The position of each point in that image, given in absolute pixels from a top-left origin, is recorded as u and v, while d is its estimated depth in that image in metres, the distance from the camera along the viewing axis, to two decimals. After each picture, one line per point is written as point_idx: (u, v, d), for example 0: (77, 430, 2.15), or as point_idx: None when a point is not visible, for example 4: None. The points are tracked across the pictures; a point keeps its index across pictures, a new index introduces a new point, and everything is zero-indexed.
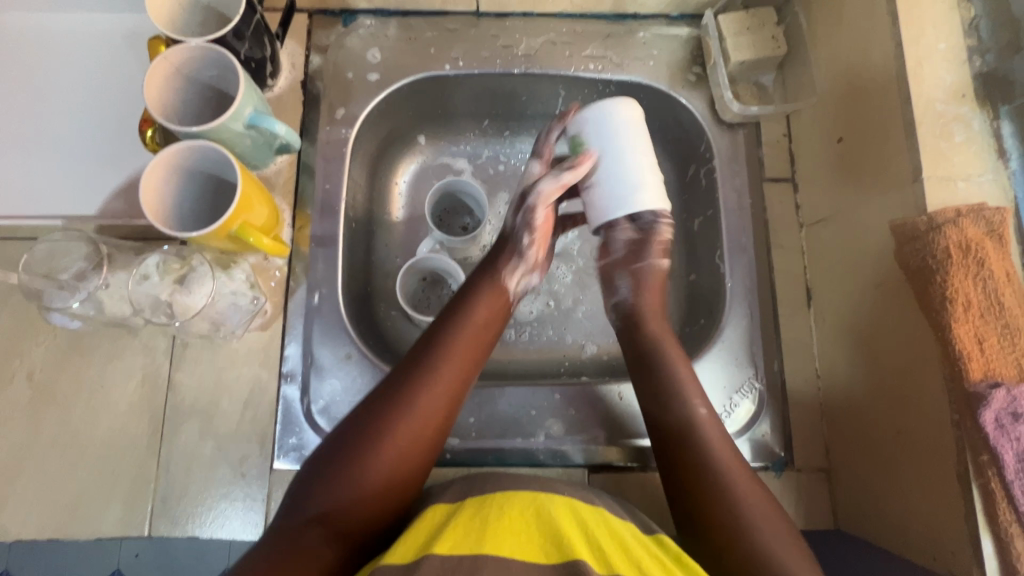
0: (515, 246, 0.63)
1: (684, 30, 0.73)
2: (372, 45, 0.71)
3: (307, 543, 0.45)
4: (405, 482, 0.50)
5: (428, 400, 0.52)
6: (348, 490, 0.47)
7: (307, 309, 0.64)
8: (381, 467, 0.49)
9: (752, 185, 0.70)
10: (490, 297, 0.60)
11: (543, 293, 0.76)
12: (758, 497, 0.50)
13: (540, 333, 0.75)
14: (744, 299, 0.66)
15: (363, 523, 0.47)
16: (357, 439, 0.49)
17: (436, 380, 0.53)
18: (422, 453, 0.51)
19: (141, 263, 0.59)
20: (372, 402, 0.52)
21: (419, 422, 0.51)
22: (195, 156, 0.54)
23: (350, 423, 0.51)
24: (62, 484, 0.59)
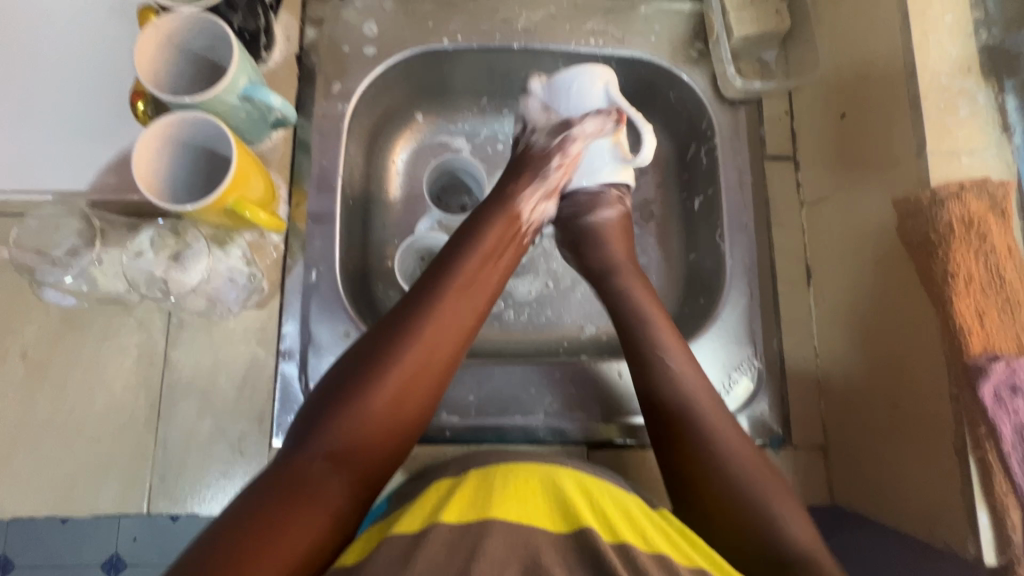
0: (541, 173, 0.63)
1: (687, 4, 0.72)
2: (368, 18, 0.69)
3: (313, 476, 0.46)
4: (406, 421, 0.50)
5: (426, 342, 0.52)
6: (351, 426, 0.48)
7: (304, 287, 0.63)
8: (380, 409, 0.49)
9: (753, 163, 0.69)
10: (493, 237, 0.59)
11: (542, 272, 0.76)
12: (750, 461, 0.51)
13: (540, 312, 0.75)
14: (744, 278, 0.66)
15: (367, 456, 0.48)
16: (359, 375, 0.49)
17: (439, 319, 0.53)
18: (425, 392, 0.51)
19: (135, 238, 0.58)
20: (374, 338, 0.51)
21: (422, 361, 0.51)
22: (190, 127, 0.53)
23: (346, 367, 0.51)
24: (59, 461, 0.58)
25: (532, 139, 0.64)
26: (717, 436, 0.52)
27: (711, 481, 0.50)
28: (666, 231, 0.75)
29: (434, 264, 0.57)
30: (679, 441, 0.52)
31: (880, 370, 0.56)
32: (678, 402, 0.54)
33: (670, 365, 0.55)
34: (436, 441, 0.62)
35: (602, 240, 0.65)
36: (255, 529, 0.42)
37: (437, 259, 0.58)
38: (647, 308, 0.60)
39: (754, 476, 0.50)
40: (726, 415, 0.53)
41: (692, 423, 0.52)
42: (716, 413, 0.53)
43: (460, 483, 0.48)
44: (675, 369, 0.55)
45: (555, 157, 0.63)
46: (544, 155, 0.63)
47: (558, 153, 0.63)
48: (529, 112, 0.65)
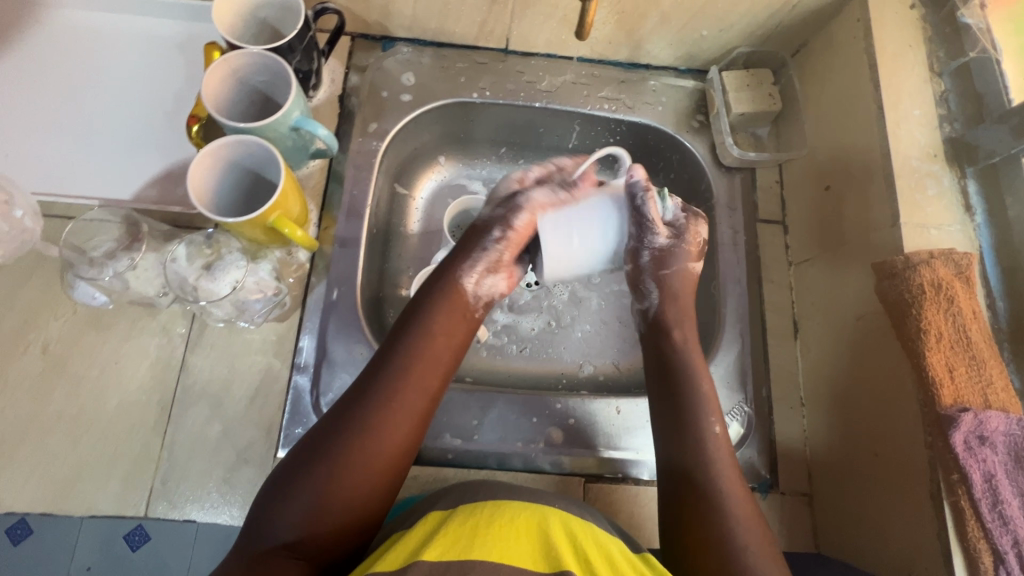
0: (479, 247, 0.62)
1: (691, 82, 0.81)
2: (407, 70, 0.77)
3: (271, 563, 0.47)
4: (365, 505, 0.51)
5: (379, 429, 0.52)
6: (314, 496, 0.49)
7: (324, 305, 0.66)
8: (335, 497, 0.49)
9: (746, 224, 0.76)
10: (457, 307, 0.60)
11: (545, 311, 0.81)
12: (752, 524, 0.52)
13: (541, 348, 0.79)
14: (736, 328, 0.71)
15: (325, 542, 0.49)
16: (314, 460, 0.50)
17: (407, 389, 0.54)
18: (381, 475, 0.52)
19: (172, 248, 0.63)
20: (331, 422, 0.52)
21: (389, 434, 0.52)
22: (242, 151, 0.58)
23: (299, 454, 0.51)
24: (62, 458, 0.59)
25: (483, 211, 0.66)
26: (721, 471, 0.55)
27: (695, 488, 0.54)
28: None
29: (386, 343, 0.58)
30: (693, 492, 0.54)
31: (862, 424, 0.60)
32: (697, 466, 0.56)
33: (687, 397, 0.60)
34: (438, 464, 0.64)
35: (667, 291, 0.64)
36: None
37: (394, 331, 0.59)
38: (692, 360, 0.62)
39: (751, 538, 0.51)
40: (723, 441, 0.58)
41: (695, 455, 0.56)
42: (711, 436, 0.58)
43: (448, 520, 0.50)
44: (701, 400, 0.59)
45: (496, 230, 0.62)
46: (487, 227, 0.63)
47: (499, 226, 0.63)
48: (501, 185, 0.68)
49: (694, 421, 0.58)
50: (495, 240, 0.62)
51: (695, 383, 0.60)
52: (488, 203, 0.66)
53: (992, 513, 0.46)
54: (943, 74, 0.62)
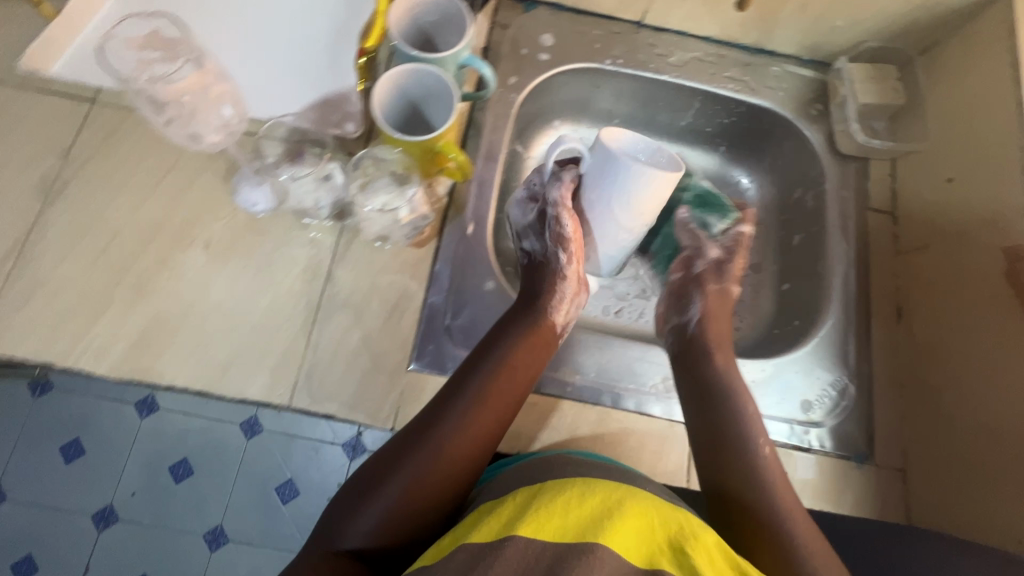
0: (557, 279, 0.68)
1: (811, 72, 0.84)
2: (546, 31, 0.81)
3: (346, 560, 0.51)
4: (437, 513, 0.54)
5: (454, 447, 0.56)
6: (389, 509, 0.53)
7: (460, 237, 0.71)
8: (407, 505, 0.53)
9: (857, 210, 0.78)
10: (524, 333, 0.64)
11: (642, 277, 0.84)
12: (808, 523, 0.56)
13: (637, 311, 0.83)
14: (842, 307, 0.74)
15: (395, 545, 0.53)
16: (391, 466, 0.54)
17: (482, 412, 0.58)
18: (453, 488, 0.55)
19: (325, 166, 0.68)
20: (413, 433, 0.57)
21: (455, 451, 0.56)
22: (417, 80, 0.63)
23: (378, 459, 0.56)
24: (219, 344, 0.63)
25: (527, 244, 0.71)
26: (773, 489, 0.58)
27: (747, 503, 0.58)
28: (764, 262, 0.87)
29: (468, 363, 0.62)
30: (747, 504, 0.58)
31: (985, 398, 0.63)
32: (745, 480, 0.59)
33: (735, 418, 0.63)
34: (555, 394, 0.67)
35: (717, 312, 0.71)
36: None
37: (475, 350, 0.63)
38: (720, 356, 0.68)
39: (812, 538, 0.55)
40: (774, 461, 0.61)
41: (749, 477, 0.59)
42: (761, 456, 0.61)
43: (534, 500, 0.47)
44: (748, 420, 0.63)
45: (562, 251, 0.68)
46: (551, 257, 0.68)
47: (560, 247, 0.68)
48: (517, 220, 0.72)
49: (742, 435, 0.62)
50: (565, 261, 0.68)
51: (737, 398, 0.64)
52: (524, 236, 0.71)
53: None
54: None
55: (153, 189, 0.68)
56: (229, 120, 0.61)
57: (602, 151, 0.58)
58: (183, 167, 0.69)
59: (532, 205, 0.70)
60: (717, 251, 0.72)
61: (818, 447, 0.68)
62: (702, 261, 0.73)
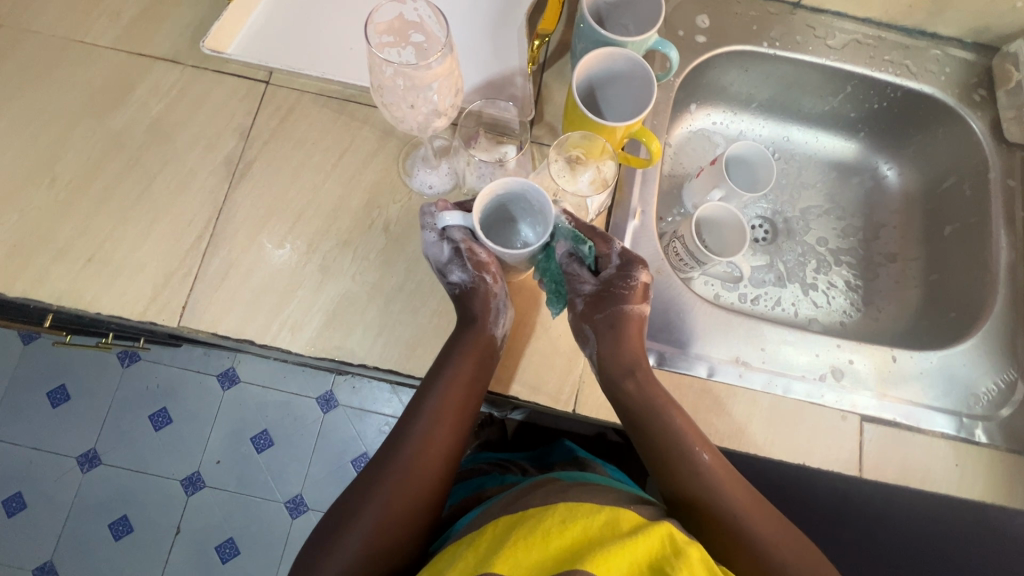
0: (492, 306, 0.63)
1: (974, 55, 0.81)
2: (703, 12, 0.79)
3: None
4: (406, 541, 0.55)
5: (405, 473, 0.57)
6: (358, 549, 0.53)
7: (634, 227, 0.72)
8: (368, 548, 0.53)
9: (1023, 201, 0.76)
10: (468, 353, 0.61)
11: (776, 267, 0.88)
12: (771, 527, 0.56)
13: (775, 301, 0.86)
14: (1007, 301, 0.73)
15: None
16: (344, 515, 0.55)
17: (421, 434, 0.59)
18: (412, 519, 0.55)
19: (500, 149, 0.69)
20: (367, 477, 0.57)
21: (415, 477, 0.57)
22: (607, 64, 0.63)
23: (336, 513, 0.56)
24: (404, 324, 0.65)
25: (452, 278, 0.63)
26: (739, 509, 0.57)
27: (722, 527, 0.56)
28: (909, 254, 0.86)
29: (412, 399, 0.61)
30: (702, 513, 0.57)
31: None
32: (694, 486, 0.58)
33: (681, 447, 0.59)
34: (732, 382, 0.68)
35: (622, 331, 0.63)
36: None
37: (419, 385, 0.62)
38: (638, 366, 0.63)
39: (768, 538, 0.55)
40: (725, 472, 0.59)
41: (714, 505, 0.57)
42: (711, 473, 0.58)
43: (514, 529, 0.49)
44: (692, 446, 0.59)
45: (482, 271, 0.63)
46: (478, 284, 0.63)
47: (479, 270, 0.63)
48: (426, 248, 0.64)
49: (687, 458, 0.59)
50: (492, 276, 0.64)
51: (663, 412, 0.61)
52: (447, 274, 0.63)
53: None
54: None
55: (330, 170, 0.69)
56: (439, 107, 0.54)
57: (472, 223, 0.58)
58: (357, 149, 0.70)
59: (446, 240, 0.63)
60: (592, 284, 0.66)
61: (987, 442, 0.68)
62: (603, 264, 0.67)
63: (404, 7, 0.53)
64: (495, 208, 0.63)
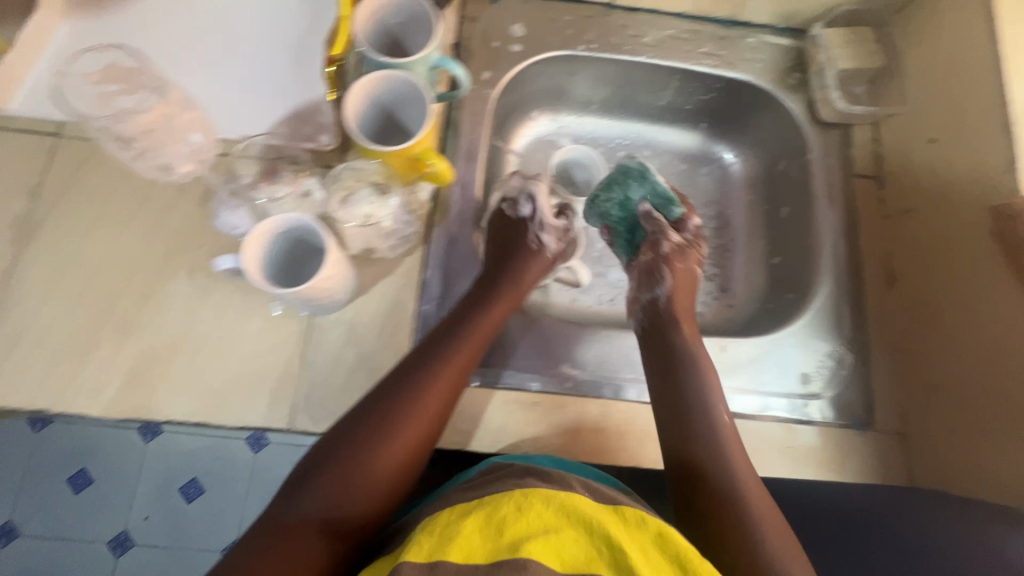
0: None
1: (788, 39, 0.83)
2: (516, 21, 0.79)
3: (289, 534, 0.50)
4: (390, 487, 0.55)
5: (421, 411, 0.58)
6: (330, 482, 0.53)
7: (447, 242, 0.71)
8: (367, 474, 0.54)
9: (841, 178, 0.78)
10: (506, 301, 0.68)
11: None
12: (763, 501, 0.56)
13: None
14: (832, 277, 0.74)
15: (355, 523, 0.53)
16: (353, 433, 0.56)
17: (440, 376, 0.60)
18: (405, 461, 0.56)
19: (304, 180, 0.66)
20: (373, 398, 0.59)
21: (426, 407, 0.58)
22: (387, 87, 0.61)
23: (342, 425, 0.57)
24: (213, 373, 0.63)
25: None
26: (744, 485, 0.57)
27: (717, 496, 0.56)
28: (754, 238, 0.88)
29: (427, 341, 0.63)
30: (712, 501, 0.56)
31: (979, 334, 0.62)
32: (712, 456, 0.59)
33: (699, 409, 0.63)
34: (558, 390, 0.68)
35: (677, 287, 0.74)
36: None
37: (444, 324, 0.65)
38: (682, 324, 0.71)
39: (771, 534, 0.53)
40: (742, 457, 0.60)
41: (718, 479, 0.57)
42: (723, 438, 0.61)
43: (471, 508, 0.45)
44: (716, 417, 0.63)
45: None
46: None
47: None
48: None
49: (701, 412, 0.63)
50: None
51: (694, 357, 0.67)
52: None
53: None
54: None
55: (129, 219, 0.66)
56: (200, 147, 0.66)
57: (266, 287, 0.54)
58: (160, 194, 0.67)
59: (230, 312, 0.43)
60: (678, 237, 0.76)
61: (820, 419, 0.69)
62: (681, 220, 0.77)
63: (104, 55, 0.63)
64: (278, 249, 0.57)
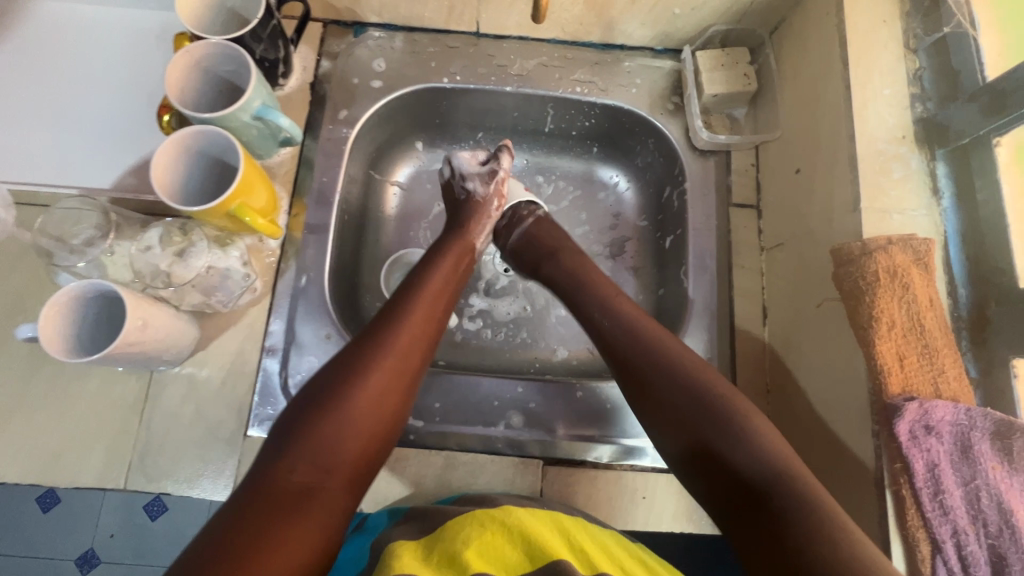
0: None
1: (667, 62, 0.79)
2: (378, 56, 0.77)
3: (293, 490, 0.47)
4: (387, 426, 0.54)
5: (405, 346, 0.56)
6: (349, 414, 0.51)
7: (293, 290, 0.69)
8: (363, 414, 0.52)
9: (718, 208, 0.74)
10: (455, 256, 0.67)
11: (521, 297, 0.85)
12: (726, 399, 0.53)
13: (516, 333, 0.83)
14: (703, 315, 0.71)
15: (352, 466, 0.51)
16: (339, 382, 0.52)
17: (419, 305, 0.59)
18: (401, 393, 0.55)
19: (144, 234, 0.64)
20: (353, 347, 0.55)
21: (412, 339, 0.57)
22: (206, 140, 0.59)
23: (326, 376, 0.53)
24: (48, 434, 0.63)
25: None
26: (681, 378, 0.55)
27: (680, 414, 0.53)
28: (640, 266, 0.83)
29: (405, 282, 0.62)
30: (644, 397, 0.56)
31: (821, 379, 0.59)
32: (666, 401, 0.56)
33: (618, 324, 0.61)
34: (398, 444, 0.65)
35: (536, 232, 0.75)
36: (244, 539, 0.43)
37: (414, 269, 0.64)
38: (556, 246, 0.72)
39: (741, 413, 0.52)
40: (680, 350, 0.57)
41: (667, 387, 0.55)
42: (650, 335, 0.59)
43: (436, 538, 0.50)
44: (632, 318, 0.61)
45: None
46: None
47: None
48: None
49: (610, 312, 0.62)
50: None
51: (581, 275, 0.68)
52: None
53: (932, 502, 0.46)
54: (918, 51, 0.59)
55: None
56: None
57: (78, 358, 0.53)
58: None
59: None
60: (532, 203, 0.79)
61: None
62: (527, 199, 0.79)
63: None
64: (77, 318, 0.55)
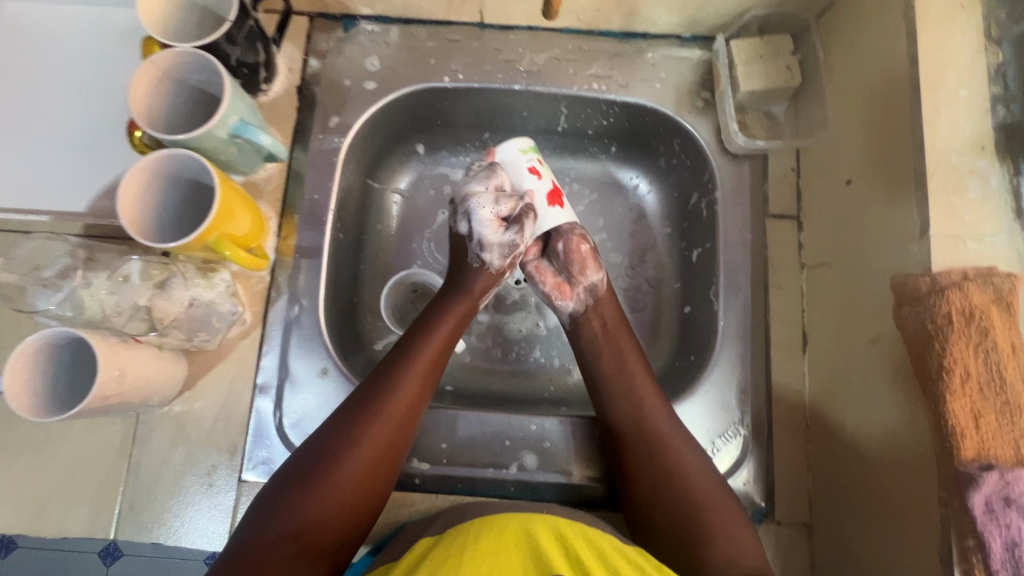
0: None
1: (696, 52, 0.70)
2: (371, 53, 0.69)
3: (272, 557, 0.47)
4: (372, 494, 0.52)
5: (393, 414, 0.54)
6: (332, 483, 0.50)
7: (286, 321, 0.63)
8: (347, 483, 0.51)
9: (753, 219, 0.67)
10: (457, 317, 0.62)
11: (534, 312, 0.77)
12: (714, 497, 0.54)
13: (528, 352, 0.76)
14: (736, 341, 0.64)
15: (334, 536, 0.49)
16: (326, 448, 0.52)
17: (412, 372, 0.56)
18: (388, 461, 0.53)
19: (122, 265, 0.57)
20: (345, 412, 0.54)
21: (403, 407, 0.55)
22: (180, 164, 0.53)
23: (316, 439, 0.53)
24: (33, 481, 0.59)
25: None
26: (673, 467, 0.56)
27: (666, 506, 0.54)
28: (662, 279, 0.74)
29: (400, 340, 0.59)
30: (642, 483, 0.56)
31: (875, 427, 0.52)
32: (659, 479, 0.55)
33: (621, 396, 0.60)
34: (404, 488, 0.61)
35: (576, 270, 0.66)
36: None
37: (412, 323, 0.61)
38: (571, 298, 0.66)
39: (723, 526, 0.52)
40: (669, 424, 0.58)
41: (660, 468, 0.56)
42: (654, 418, 0.58)
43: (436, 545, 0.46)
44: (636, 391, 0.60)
45: None
46: None
47: None
48: None
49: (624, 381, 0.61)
50: None
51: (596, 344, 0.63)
52: None
53: None
54: (1002, 42, 0.50)
55: None
56: None
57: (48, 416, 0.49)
58: None
59: None
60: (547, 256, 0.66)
61: None
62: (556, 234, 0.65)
63: None
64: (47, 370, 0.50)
